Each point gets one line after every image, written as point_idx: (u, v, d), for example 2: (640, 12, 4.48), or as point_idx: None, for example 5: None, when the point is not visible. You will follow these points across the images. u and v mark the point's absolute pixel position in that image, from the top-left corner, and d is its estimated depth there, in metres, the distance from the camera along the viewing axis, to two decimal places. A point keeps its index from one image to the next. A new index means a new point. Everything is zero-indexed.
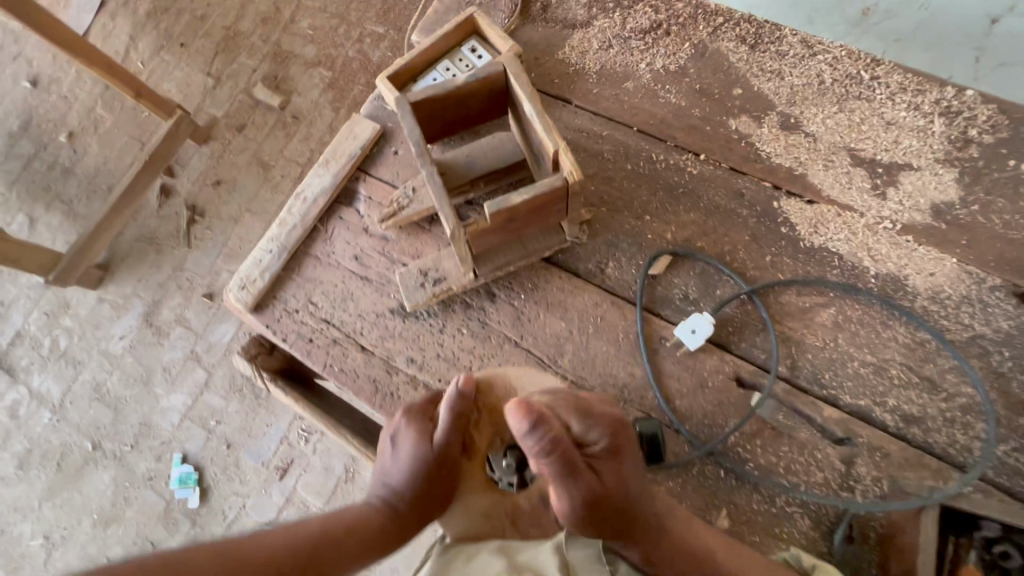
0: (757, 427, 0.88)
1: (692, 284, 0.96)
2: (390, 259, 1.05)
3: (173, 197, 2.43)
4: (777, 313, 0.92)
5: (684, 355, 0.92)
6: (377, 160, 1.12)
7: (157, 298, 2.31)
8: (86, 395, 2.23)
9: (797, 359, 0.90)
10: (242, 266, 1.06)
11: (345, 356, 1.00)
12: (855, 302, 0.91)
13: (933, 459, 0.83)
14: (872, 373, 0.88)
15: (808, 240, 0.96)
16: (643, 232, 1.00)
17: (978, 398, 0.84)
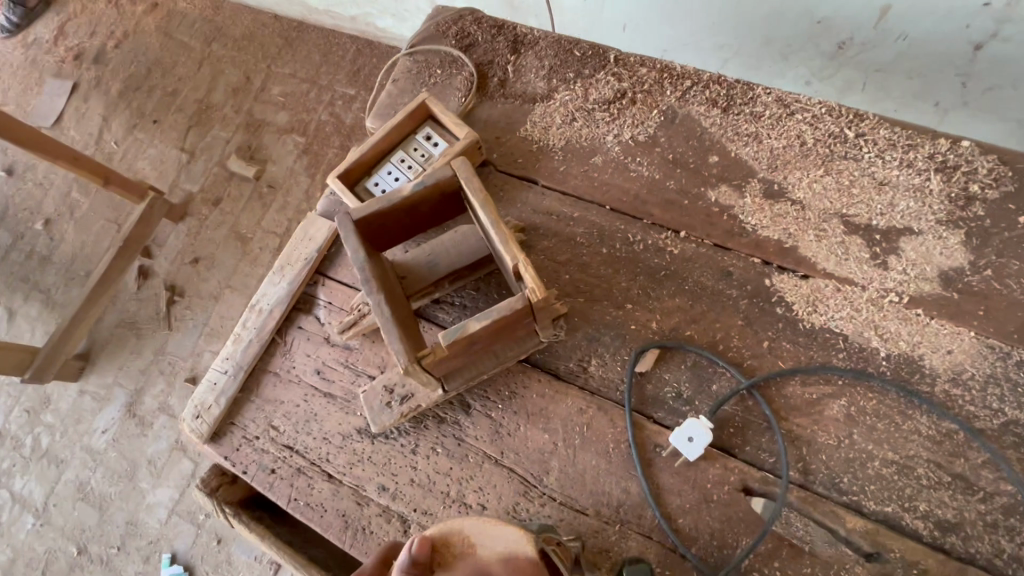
0: (773, 546, 0.77)
1: (685, 380, 0.87)
2: (355, 372, 0.96)
3: (152, 279, 2.37)
4: (782, 408, 0.83)
5: (683, 465, 0.82)
6: (337, 261, 1.05)
7: (139, 385, 2.23)
8: (70, 495, 2.13)
9: (810, 461, 0.80)
10: (196, 392, 0.98)
11: (311, 487, 0.91)
12: (868, 390, 0.82)
13: (978, 574, 0.72)
14: (897, 473, 0.78)
15: (808, 320, 0.87)
16: (625, 322, 0.91)
17: (1021, 497, 0.74)
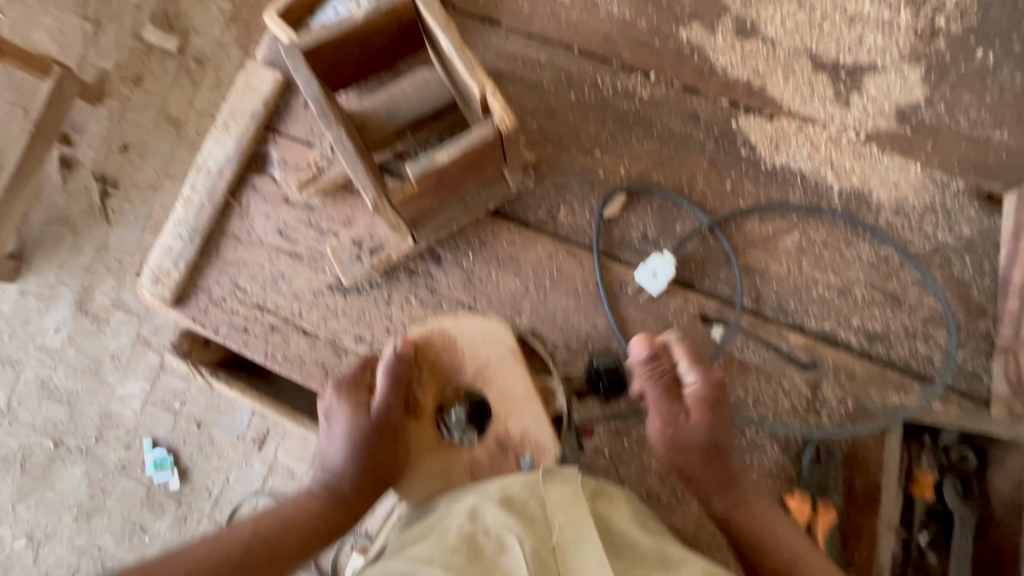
0: (725, 364, 0.86)
1: (650, 222, 0.89)
2: (319, 230, 0.94)
3: None
4: (740, 244, 0.87)
5: (647, 300, 0.87)
6: (287, 116, 0.97)
7: None
8: None
9: (762, 290, 0.86)
10: (151, 257, 0.94)
11: (287, 342, 0.92)
12: (819, 223, 0.87)
13: (895, 373, 0.83)
14: (837, 295, 0.85)
15: (770, 160, 0.88)
16: (594, 169, 0.91)
17: (940, 308, 0.83)
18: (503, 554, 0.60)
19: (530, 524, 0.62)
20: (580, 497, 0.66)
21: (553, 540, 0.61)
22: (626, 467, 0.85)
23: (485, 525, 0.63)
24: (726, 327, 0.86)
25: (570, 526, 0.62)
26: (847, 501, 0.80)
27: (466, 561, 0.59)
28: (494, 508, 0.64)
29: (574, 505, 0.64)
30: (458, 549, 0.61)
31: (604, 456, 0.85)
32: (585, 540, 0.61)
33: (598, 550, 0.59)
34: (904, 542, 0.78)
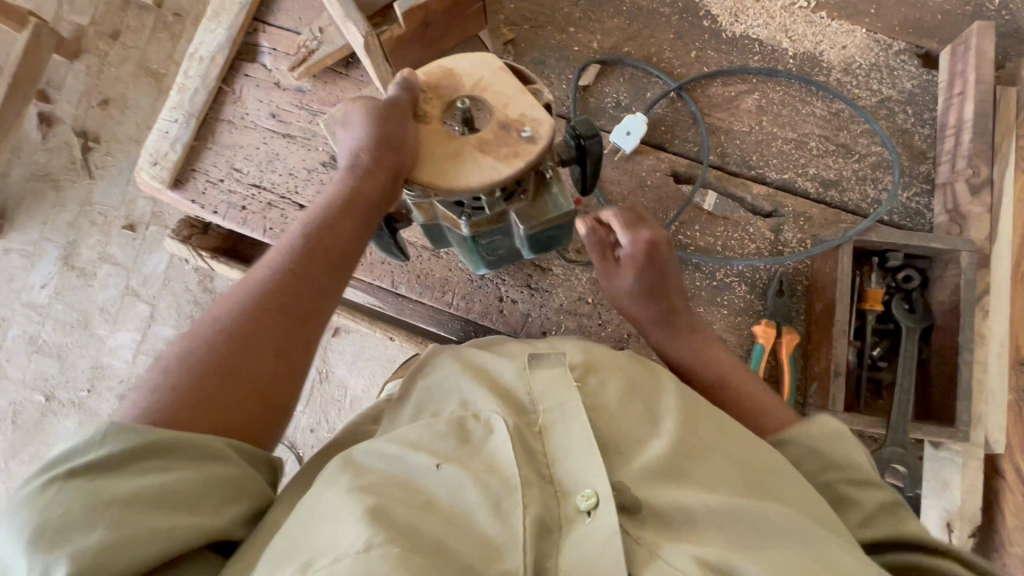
0: (695, 215, 0.93)
1: (623, 90, 0.96)
2: (311, 112, 0.99)
3: (57, 126, 2.11)
4: (704, 107, 0.95)
5: (622, 160, 0.94)
6: (274, 7, 1.01)
7: (71, 238, 2.12)
8: (23, 350, 2.10)
9: (727, 147, 0.94)
10: (148, 142, 0.98)
11: (284, 217, 0.97)
12: (776, 84, 0.94)
13: (848, 215, 0.91)
14: (794, 148, 0.93)
15: (730, 30, 0.96)
16: (569, 45, 0.97)
17: (886, 155, 0.91)
18: (489, 436, 0.55)
19: (514, 407, 0.58)
20: (571, 378, 0.58)
21: (538, 423, 0.56)
22: (608, 311, 0.92)
23: (474, 409, 0.57)
24: (716, 196, 0.92)
25: (560, 410, 0.56)
26: (808, 325, 0.88)
27: (454, 445, 0.54)
28: (480, 390, 0.59)
29: (566, 388, 0.57)
30: (447, 433, 0.55)
31: (587, 303, 0.93)
32: (571, 416, 0.56)
33: (587, 429, 0.54)
34: (857, 352, 0.85)
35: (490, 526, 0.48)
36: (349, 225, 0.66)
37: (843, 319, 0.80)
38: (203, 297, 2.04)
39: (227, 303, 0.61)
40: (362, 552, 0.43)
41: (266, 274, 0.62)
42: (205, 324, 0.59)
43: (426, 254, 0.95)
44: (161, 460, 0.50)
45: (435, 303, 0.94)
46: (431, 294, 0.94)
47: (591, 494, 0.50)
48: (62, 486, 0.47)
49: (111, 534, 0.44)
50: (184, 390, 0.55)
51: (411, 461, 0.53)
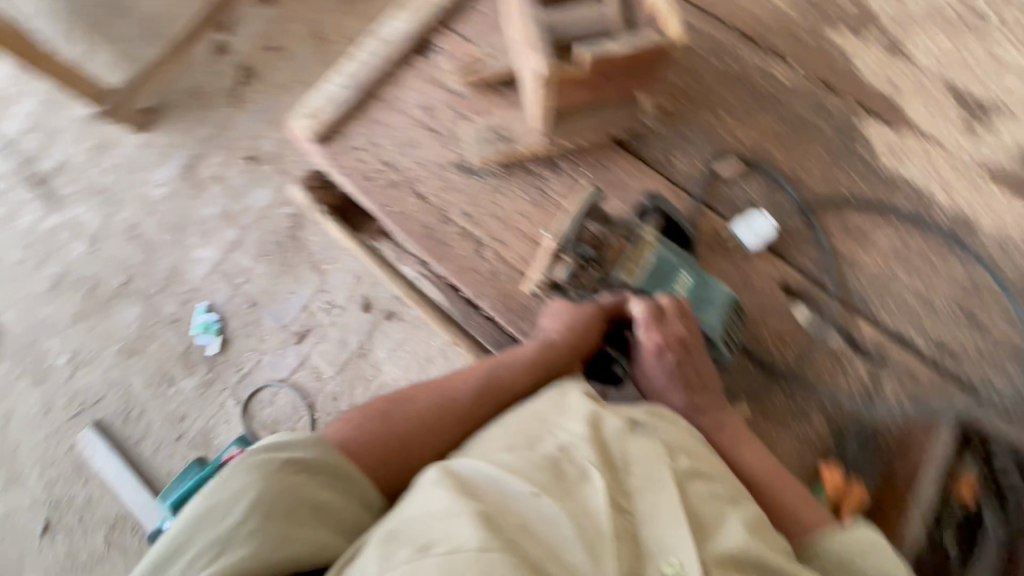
0: (793, 332, 0.90)
1: (758, 189, 0.96)
2: (459, 115, 1.04)
3: (226, 55, 2.35)
4: (836, 230, 0.93)
5: (737, 254, 0.94)
6: (461, 16, 1.10)
7: (198, 152, 2.31)
8: (121, 233, 2.28)
9: (849, 277, 0.91)
10: (314, 97, 1.08)
11: (401, 199, 1.03)
12: (919, 233, 0.91)
13: (954, 388, 0.85)
14: (919, 301, 0.89)
15: (885, 166, 0.95)
16: (719, 131, 0.99)
17: (1017, 341, 0.87)
18: (584, 480, 0.59)
19: (607, 462, 0.61)
20: (661, 455, 0.62)
21: (628, 484, 0.60)
22: None
23: (573, 455, 0.60)
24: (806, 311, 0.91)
25: (650, 478, 0.60)
26: (879, 485, 0.83)
27: (552, 479, 0.58)
28: (585, 439, 0.61)
29: (657, 462, 0.62)
30: (544, 467, 0.59)
31: None
32: (660, 488, 0.60)
33: (678, 506, 0.58)
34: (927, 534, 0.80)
35: (577, 564, 0.52)
36: (519, 392, 0.73)
37: (925, 497, 0.77)
38: (287, 242, 2.18)
39: (427, 392, 0.72)
40: (478, 553, 0.48)
41: (461, 390, 0.72)
42: (406, 398, 0.71)
43: (516, 277, 0.97)
44: (336, 481, 0.61)
45: (507, 324, 0.96)
46: (509, 315, 0.96)
47: (676, 563, 0.55)
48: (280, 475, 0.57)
49: (280, 549, 0.53)
50: (379, 437, 0.66)
51: (509, 485, 0.56)
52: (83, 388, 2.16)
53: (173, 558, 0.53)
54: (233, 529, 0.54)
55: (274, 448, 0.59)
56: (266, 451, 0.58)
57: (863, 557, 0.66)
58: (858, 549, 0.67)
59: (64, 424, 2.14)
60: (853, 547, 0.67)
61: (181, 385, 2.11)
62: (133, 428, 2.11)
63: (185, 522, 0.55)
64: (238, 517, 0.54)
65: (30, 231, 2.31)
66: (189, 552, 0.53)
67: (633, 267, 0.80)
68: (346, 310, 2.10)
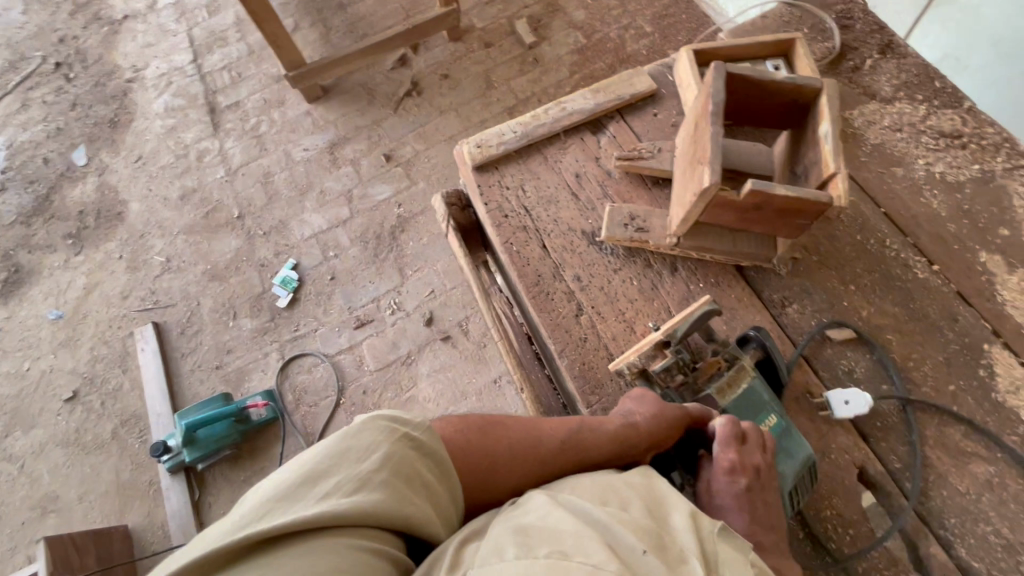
0: (856, 518, 0.86)
1: (862, 366, 0.96)
2: (604, 193, 1.14)
3: (406, 69, 2.66)
4: (931, 437, 0.91)
5: (823, 418, 0.93)
6: (636, 113, 1.22)
7: (348, 135, 2.56)
8: (256, 175, 2.53)
9: (932, 488, 0.87)
10: (487, 132, 1.21)
11: (526, 244, 1.11)
12: (1020, 476, 0.87)
13: None
14: (1001, 546, 0.83)
15: (1003, 395, 0.92)
16: (840, 297, 1.01)
17: None
18: (681, 561, 0.55)
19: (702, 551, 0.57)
20: (752, 570, 0.57)
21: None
22: None
23: (672, 534, 0.58)
24: (872, 499, 0.87)
25: None
26: None
27: (654, 543, 0.56)
28: (684, 521, 0.59)
29: (749, 573, 0.56)
30: (648, 530, 0.57)
31: None
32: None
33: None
34: None
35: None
36: (598, 459, 0.75)
37: None
38: (386, 238, 2.34)
39: (519, 425, 0.74)
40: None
41: (551, 434, 0.73)
42: (502, 423, 0.73)
43: (603, 353, 1.00)
44: (438, 471, 0.64)
45: (579, 394, 0.97)
46: (582, 385, 0.98)
47: None
48: (393, 443, 0.60)
49: (407, 508, 0.58)
50: (470, 446, 0.69)
51: (616, 532, 0.56)
52: (163, 290, 2.35)
53: (307, 486, 0.55)
54: (368, 477, 0.57)
55: (403, 419, 0.63)
56: (399, 419, 0.62)
57: None
58: None
59: (133, 313, 2.31)
60: None
61: (242, 322, 2.24)
62: (185, 343, 2.24)
63: (321, 455, 0.58)
64: (372, 467, 0.58)
65: (187, 146, 2.62)
66: (326, 485, 0.56)
67: (728, 387, 0.82)
68: (409, 317, 2.19)
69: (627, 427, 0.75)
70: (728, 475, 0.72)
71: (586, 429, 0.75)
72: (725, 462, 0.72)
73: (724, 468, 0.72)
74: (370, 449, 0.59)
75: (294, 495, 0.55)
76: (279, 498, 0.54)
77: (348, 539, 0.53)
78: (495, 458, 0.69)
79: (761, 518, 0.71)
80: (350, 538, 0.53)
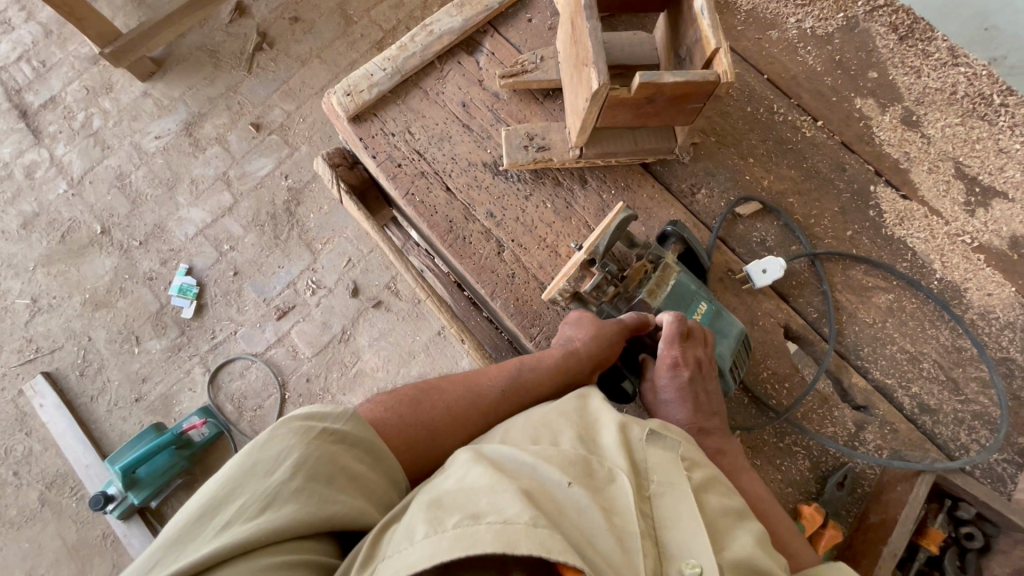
0: (789, 372, 0.94)
1: (771, 233, 1.01)
2: (496, 117, 1.07)
3: (246, 19, 2.31)
4: (838, 282, 0.98)
5: (746, 291, 0.98)
6: (510, 22, 1.12)
7: (203, 110, 2.24)
8: (108, 180, 2.18)
9: (845, 328, 0.96)
10: (352, 75, 1.07)
11: (428, 190, 1.03)
12: (913, 295, 0.97)
13: (933, 445, 0.90)
14: (906, 360, 0.94)
15: (891, 229, 1.00)
16: (742, 171, 1.04)
17: (992, 408, 0.91)
18: (611, 481, 0.55)
19: (632, 464, 0.57)
20: (681, 466, 0.58)
21: (649, 489, 0.56)
22: None
23: (602, 456, 0.57)
24: (800, 351, 0.95)
25: (668, 486, 0.56)
26: (853, 530, 0.86)
27: (581, 472, 0.55)
28: (614, 442, 0.58)
29: (677, 471, 0.57)
30: (576, 460, 0.56)
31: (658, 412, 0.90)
32: (677, 494, 0.55)
33: (695, 512, 0.53)
34: None
35: (616, 555, 0.48)
36: (545, 393, 0.75)
37: (896, 542, 0.78)
38: (282, 215, 2.13)
39: (453, 383, 0.72)
40: (531, 525, 0.46)
41: (490, 386, 0.72)
42: (435, 387, 0.70)
43: (533, 283, 0.98)
44: (370, 456, 0.59)
45: (519, 329, 0.96)
46: (520, 320, 0.96)
47: (696, 564, 0.50)
48: (306, 442, 0.55)
49: (333, 504, 0.52)
50: (405, 425, 0.65)
51: (544, 472, 0.54)
52: (41, 334, 2.05)
53: (206, 519, 0.50)
54: (279, 489, 0.52)
55: (319, 413, 0.57)
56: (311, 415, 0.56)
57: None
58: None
59: (15, 370, 2.03)
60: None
61: (148, 345, 2.02)
62: (89, 384, 2.00)
63: (225, 478, 0.52)
64: (282, 477, 0.52)
65: (8, 164, 2.19)
66: (229, 511, 0.50)
67: (658, 287, 0.82)
68: (332, 293, 2.07)
69: (568, 355, 0.75)
70: (673, 372, 0.75)
71: (524, 368, 0.74)
72: (667, 361, 0.75)
73: (667, 367, 0.75)
74: (278, 457, 0.54)
75: (195, 532, 0.49)
76: (181, 538, 0.49)
77: (262, 561, 0.47)
78: (436, 424, 0.67)
79: (705, 406, 0.75)
80: (259, 560, 0.47)
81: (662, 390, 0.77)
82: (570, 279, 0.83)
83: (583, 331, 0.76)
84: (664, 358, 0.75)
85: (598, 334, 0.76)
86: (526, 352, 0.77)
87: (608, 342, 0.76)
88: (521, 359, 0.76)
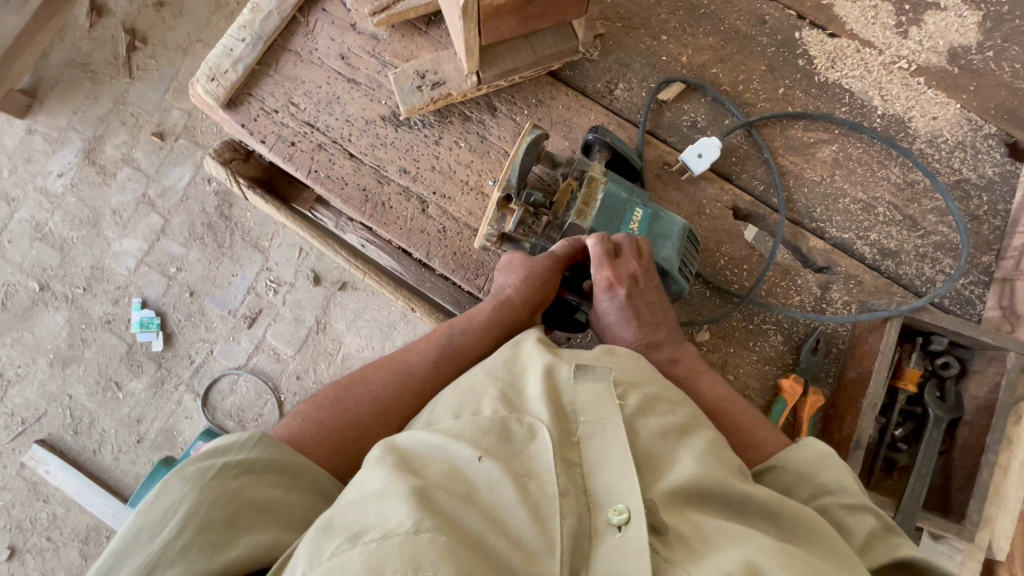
0: (745, 253, 0.91)
1: (701, 112, 0.94)
2: (381, 62, 0.96)
3: (107, 18, 2.06)
4: (779, 147, 0.93)
5: (687, 181, 0.92)
6: None
7: (97, 133, 2.06)
8: (27, 234, 2.04)
9: (794, 193, 0.92)
10: (210, 56, 0.95)
11: (331, 162, 0.95)
12: (858, 140, 0.92)
13: (899, 288, 0.88)
14: (861, 209, 0.91)
15: (824, 75, 0.93)
16: (658, 52, 0.95)
17: (953, 235, 0.89)
18: (533, 439, 0.52)
19: (557, 413, 0.55)
20: (612, 396, 0.56)
21: (577, 433, 0.54)
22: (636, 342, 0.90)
23: (523, 413, 0.54)
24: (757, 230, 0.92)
25: (599, 424, 0.54)
26: (834, 390, 0.87)
27: (498, 441, 0.52)
28: (538, 394, 0.56)
29: (608, 403, 0.56)
30: (491, 428, 0.52)
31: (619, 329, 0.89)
32: (607, 431, 0.54)
33: (625, 449, 0.52)
34: (880, 428, 0.87)
35: (529, 529, 0.45)
36: (485, 350, 0.73)
37: (875, 393, 0.78)
38: (218, 222, 2.02)
39: (379, 370, 0.69)
40: (412, 533, 0.40)
41: (418, 362, 0.69)
42: (360, 379, 0.67)
43: (466, 233, 0.92)
44: (287, 478, 0.55)
45: (464, 284, 0.91)
46: (464, 274, 0.91)
47: (624, 509, 0.48)
48: (198, 488, 0.49)
49: (225, 553, 0.46)
50: (329, 430, 0.62)
51: (455, 450, 0.50)
52: (20, 405, 2.01)
53: None
54: (164, 549, 0.46)
55: (214, 450, 0.52)
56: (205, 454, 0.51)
57: (814, 473, 0.61)
58: (809, 464, 0.61)
59: (9, 446, 2.00)
60: (807, 465, 0.62)
61: (130, 387, 1.98)
62: (86, 440, 1.98)
63: (111, 548, 0.47)
64: (168, 535, 0.47)
65: None
66: None
67: (586, 206, 0.76)
68: (294, 287, 2.00)
69: (502, 307, 0.74)
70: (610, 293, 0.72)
71: (456, 333, 0.72)
72: (603, 283, 0.72)
73: (605, 288, 0.72)
74: (167, 513, 0.48)
75: None
76: None
77: None
78: (367, 416, 0.64)
79: (651, 318, 0.73)
80: None
81: (605, 312, 0.74)
82: (495, 220, 0.78)
83: (516, 277, 0.74)
84: (598, 280, 0.71)
85: (529, 277, 0.74)
86: (458, 315, 0.75)
87: (541, 281, 0.74)
88: (452, 325, 0.73)
